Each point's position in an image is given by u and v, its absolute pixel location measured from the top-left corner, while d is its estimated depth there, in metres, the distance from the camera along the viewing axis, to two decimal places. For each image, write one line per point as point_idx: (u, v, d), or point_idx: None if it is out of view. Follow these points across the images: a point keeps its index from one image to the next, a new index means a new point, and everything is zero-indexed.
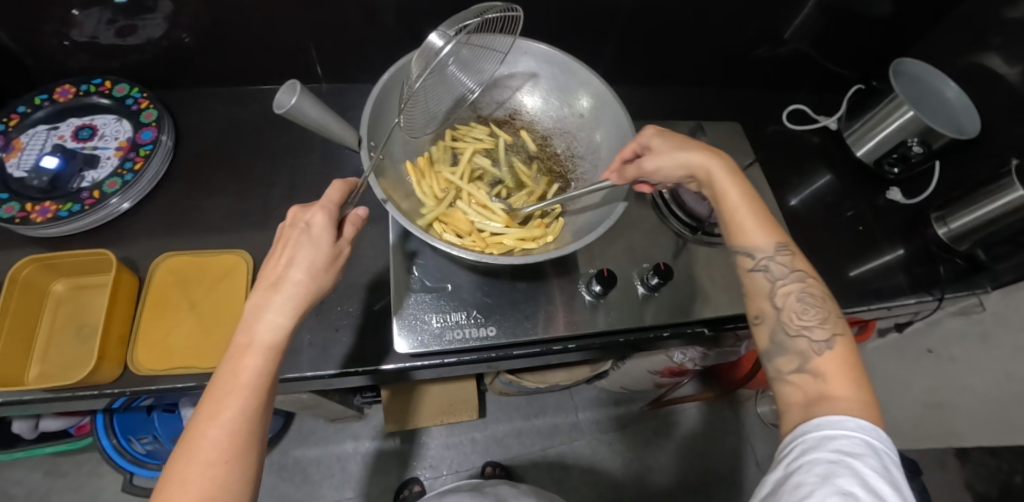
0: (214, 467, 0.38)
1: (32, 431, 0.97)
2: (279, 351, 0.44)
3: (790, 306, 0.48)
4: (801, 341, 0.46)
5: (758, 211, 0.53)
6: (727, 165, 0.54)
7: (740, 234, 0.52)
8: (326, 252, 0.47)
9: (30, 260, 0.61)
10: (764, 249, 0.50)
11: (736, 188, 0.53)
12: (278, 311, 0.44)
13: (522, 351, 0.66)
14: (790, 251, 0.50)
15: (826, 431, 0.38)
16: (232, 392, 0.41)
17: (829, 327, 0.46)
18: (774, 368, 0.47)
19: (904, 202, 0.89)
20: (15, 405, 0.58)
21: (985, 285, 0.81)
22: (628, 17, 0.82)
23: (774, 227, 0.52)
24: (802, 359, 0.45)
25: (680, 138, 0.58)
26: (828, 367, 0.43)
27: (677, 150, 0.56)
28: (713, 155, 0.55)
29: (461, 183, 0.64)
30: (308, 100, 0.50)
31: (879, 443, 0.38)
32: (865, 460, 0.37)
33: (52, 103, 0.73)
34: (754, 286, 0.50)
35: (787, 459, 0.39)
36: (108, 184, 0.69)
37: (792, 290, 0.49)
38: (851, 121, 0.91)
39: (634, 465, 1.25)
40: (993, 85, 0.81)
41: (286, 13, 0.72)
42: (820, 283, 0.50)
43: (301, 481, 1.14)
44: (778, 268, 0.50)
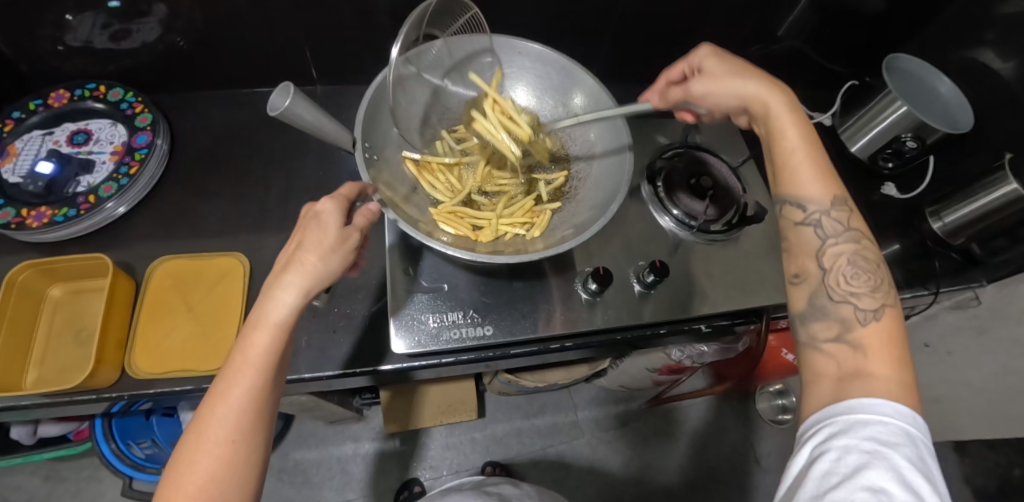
0: (221, 446, 0.39)
1: (32, 437, 0.97)
2: (287, 329, 0.44)
3: (839, 269, 0.46)
4: (845, 308, 0.44)
5: (818, 158, 0.49)
6: (786, 104, 0.51)
7: (795, 182, 0.48)
8: (342, 237, 0.47)
9: (27, 265, 0.61)
10: (819, 201, 0.47)
11: (796, 128, 0.49)
12: (288, 289, 0.43)
13: (519, 349, 0.67)
14: (848, 210, 0.47)
15: (859, 416, 0.37)
16: (240, 372, 0.41)
17: (879, 297, 0.44)
18: (808, 334, 0.45)
19: (898, 197, 0.88)
20: (13, 411, 0.58)
21: (981, 280, 0.81)
22: (623, 16, 0.82)
23: (835, 180, 0.48)
24: (844, 327, 0.43)
25: (741, 62, 0.56)
26: (870, 340, 0.42)
27: (728, 79, 0.55)
28: (771, 90, 0.52)
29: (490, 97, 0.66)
30: (302, 101, 0.51)
31: (916, 430, 0.37)
32: (901, 450, 0.36)
33: (46, 108, 0.73)
34: (802, 242, 0.48)
35: (816, 440, 0.38)
36: (103, 189, 0.70)
37: (844, 250, 0.47)
38: (844, 117, 0.92)
39: (634, 463, 1.25)
40: (986, 80, 0.82)
41: (280, 15, 0.72)
42: (875, 250, 0.47)
43: (301, 483, 1.14)
44: (831, 225, 0.47)
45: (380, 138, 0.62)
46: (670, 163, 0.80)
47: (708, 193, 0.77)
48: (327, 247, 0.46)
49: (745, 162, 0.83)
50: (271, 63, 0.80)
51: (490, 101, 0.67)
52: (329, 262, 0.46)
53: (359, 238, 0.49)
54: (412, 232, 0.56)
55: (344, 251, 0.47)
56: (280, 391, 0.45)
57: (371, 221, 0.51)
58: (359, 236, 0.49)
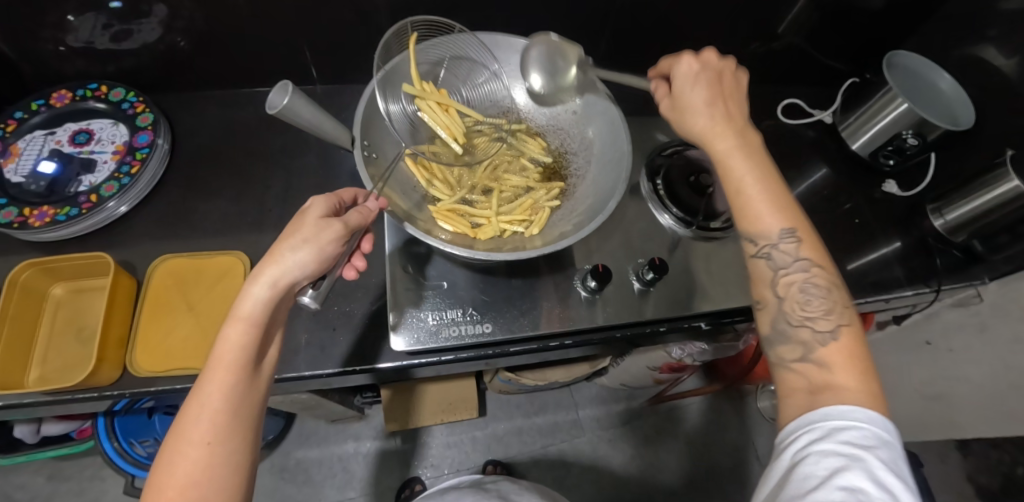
0: (198, 448, 0.40)
1: (35, 436, 0.98)
2: (257, 325, 0.45)
3: (793, 297, 0.47)
4: (803, 332, 0.45)
5: (766, 191, 0.48)
6: (739, 142, 0.51)
7: (746, 219, 0.48)
8: (320, 228, 0.47)
9: (29, 264, 0.61)
10: (769, 234, 0.47)
11: (748, 165, 0.49)
12: (259, 284, 0.45)
13: (519, 347, 0.67)
14: (797, 239, 0.47)
15: (836, 422, 0.38)
16: (216, 370, 0.43)
17: (834, 318, 0.45)
18: (777, 355, 0.47)
19: (899, 195, 0.90)
20: (17, 408, 0.58)
21: (982, 277, 0.82)
22: (623, 14, 0.82)
23: (788, 209, 0.48)
24: (805, 348, 0.44)
25: (713, 91, 0.53)
26: (832, 357, 0.43)
27: (683, 117, 0.54)
28: (723, 130, 0.51)
29: (439, 95, 0.64)
30: (300, 100, 0.51)
31: (887, 434, 0.38)
32: (873, 452, 0.37)
33: (48, 108, 0.74)
34: (758, 273, 0.49)
35: (797, 448, 0.39)
36: (105, 188, 0.70)
37: (796, 279, 0.47)
38: (845, 114, 0.91)
39: (635, 462, 1.25)
40: (988, 76, 0.81)
41: (279, 15, 0.72)
42: (830, 271, 0.47)
43: (302, 482, 1.14)
44: (782, 256, 0.47)
45: (380, 136, 0.63)
46: (668, 161, 0.80)
47: (708, 190, 0.77)
48: (302, 239, 0.46)
49: None
50: (270, 62, 0.80)
51: (439, 103, 0.64)
52: (300, 253, 0.46)
53: (345, 229, 0.48)
54: (411, 230, 0.57)
55: (324, 239, 0.47)
56: (262, 395, 0.46)
57: (364, 216, 0.51)
58: (346, 228, 0.49)
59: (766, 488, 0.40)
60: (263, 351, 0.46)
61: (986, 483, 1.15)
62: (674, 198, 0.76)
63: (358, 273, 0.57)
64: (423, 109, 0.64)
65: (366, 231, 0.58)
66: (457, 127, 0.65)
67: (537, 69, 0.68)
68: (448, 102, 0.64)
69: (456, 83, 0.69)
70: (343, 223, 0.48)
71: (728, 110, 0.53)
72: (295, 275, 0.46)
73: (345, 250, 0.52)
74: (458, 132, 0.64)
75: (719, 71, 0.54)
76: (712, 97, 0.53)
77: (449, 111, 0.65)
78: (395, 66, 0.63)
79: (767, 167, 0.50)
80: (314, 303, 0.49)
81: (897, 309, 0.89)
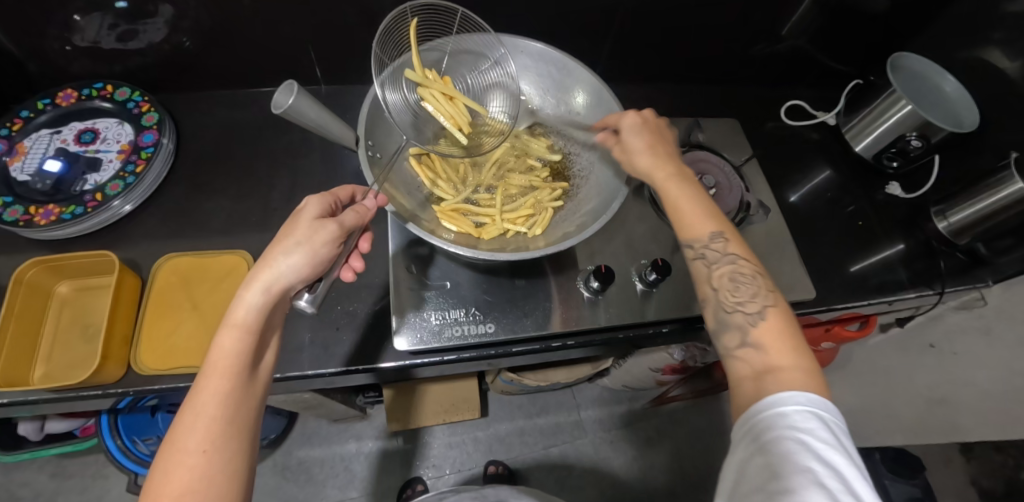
0: (195, 457, 0.39)
1: (39, 433, 0.98)
2: (255, 331, 0.45)
3: (724, 287, 0.49)
4: (737, 317, 0.47)
5: (697, 206, 0.52)
6: (676, 172, 0.55)
7: (679, 226, 0.52)
8: (314, 229, 0.48)
9: (35, 262, 0.62)
10: (701, 237, 0.51)
11: (678, 186, 0.54)
12: (254, 290, 0.45)
13: (522, 347, 0.67)
14: (726, 239, 0.50)
15: (776, 409, 0.39)
16: (211, 376, 0.42)
17: (761, 300, 0.47)
18: (722, 346, 0.47)
19: (903, 196, 0.89)
20: (21, 406, 0.59)
21: (987, 280, 0.81)
22: (626, 16, 0.82)
23: (716, 216, 0.51)
24: (743, 333, 0.46)
25: (647, 130, 0.58)
26: (765, 338, 0.45)
27: (630, 157, 0.58)
28: (660, 162, 0.56)
29: (444, 86, 0.62)
30: (305, 99, 0.52)
31: (827, 412, 0.39)
32: (816, 433, 0.37)
33: (55, 107, 0.74)
34: (696, 274, 0.51)
35: (748, 439, 0.39)
36: (110, 187, 0.70)
37: (724, 271, 0.49)
38: (849, 116, 0.91)
39: (636, 463, 1.25)
40: (992, 77, 0.81)
41: (284, 16, 0.72)
42: (755, 262, 0.50)
43: (304, 481, 1.14)
44: (715, 254, 0.50)
45: (385, 135, 0.63)
46: None
47: (710, 192, 0.77)
48: (296, 241, 0.47)
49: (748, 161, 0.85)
50: (275, 62, 0.80)
51: (445, 95, 0.62)
52: (293, 256, 0.46)
53: (341, 230, 0.49)
54: (415, 229, 0.57)
55: (318, 241, 0.48)
56: (259, 401, 0.45)
57: (360, 215, 0.51)
58: (341, 228, 0.49)
59: (725, 483, 0.40)
60: (259, 356, 0.46)
61: None
62: None
63: (355, 274, 0.58)
64: (427, 98, 0.62)
65: (364, 230, 0.59)
66: (462, 118, 0.63)
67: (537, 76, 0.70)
68: (454, 93, 0.62)
69: (460, 75, 0.68)
70: (337, 224, 0.49)
71: (664, 148, 0.58)
72: (288, 278, 0.47)
73: (340, 252, 0.53)
74: (464, 123, 0.63)
75: (656, 122, 0.60)
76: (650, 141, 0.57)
77: (455, 102, 0.63)
78: (404, 62, 0.63)
79: (694, 187, 0.54)
80: (311, 306, 0.50)
81: (900, 311, 0.88)
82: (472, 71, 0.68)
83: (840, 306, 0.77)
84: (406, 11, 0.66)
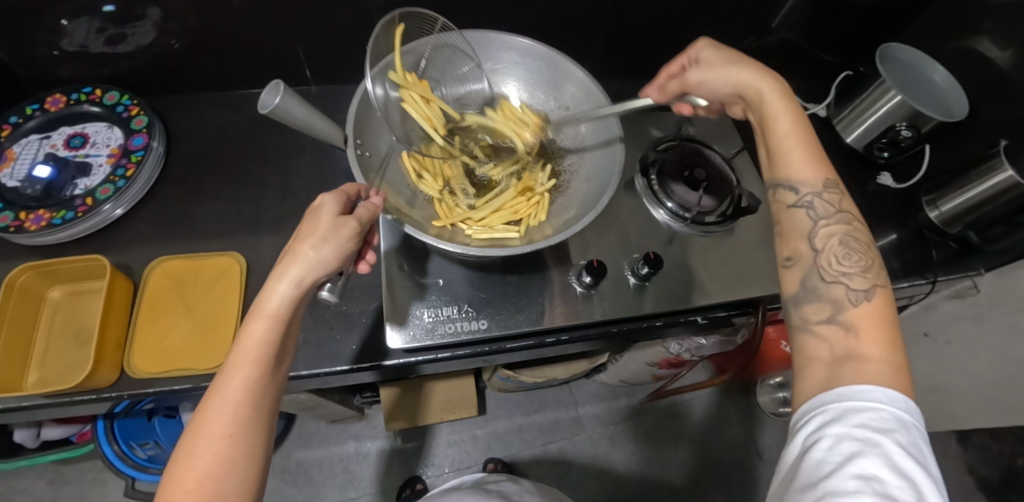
0: (219, 440, 0.40)
1: (35, 440, 0.98)
2: (284, 321, 0.44)
3: (831, 250, 0.47)
4: (837, 289, 0.45)
5: (802, 147, 0.51)
6: (779, 88, 0.53)
7: (785, 169, 0.51)
8: (338, 225, 0.47)
9: (26, 267, 0.61)
10: (811, 184, 0.49)
11: (785, 111, 0.51)
12: (283, 282, 0.44)
13: (516, 343, 0.68)
14: (840, 192, 0.49)
15: (852, 405, 0.38)
16: (239, 366, 0.42)
17: (869, 277, 0.45)
18: (802, 316, 0.47)
19: (895, 187, 0.88)
20: (16, 412, 0.59)
21: (978, 268, 0.82)
22: (615, 11, 0.82)
23: (827, 162, 0.50)
24: (836, 307, 0.45)
25: (735, 52, 0.57)
26: (861, 320, 0.43)
27: (724, 69, 0.57)
28: (766, 76, 0.54)
29: (422, 89, 0.61)
30: (291, 99, 0.52)
31: (907, 416, 0.38)
32: (894, 436, 0.37)
33: (43, 112, 0.74)
34: (794, 224, 0.49)
35: (810, 432, 0.39)
36: (101, 191, 0.70)
37: (836, 231, 0.48)
38: (839, 108, 0.92)
39: (636, 458, 1.25)
40: (982, 67, 0.81)
41: (273, 17, 0.72)
42: (866, 231, 0.49)
43: (303, 482, 1.14)
44: (823, 206, 0.49)
45: (372, 134, 0.62)
46: (663, 155, 0.80)
47: (702, 185, 0.77)
48: (322, 237, 0.46)
49: (739, 153, 0.84)
50: (265, 64, 0.80)
51: (423, 98, 0.61)
52: (322, 250, 0.45)
53: (360, 226, 0.48)
54: (409, 228, 0.57)
55: (343, 237, 0.47)
56: (278, 388, 0.46)
57: (372, 211, 0.50)
58: (359, 224, 0.49)
59: (782, 473, 0.40)
60: (285, 343, 0.46)
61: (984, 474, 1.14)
62: (667, 195, 0.76)
63: (370, 266, 0.56)
64: (407, 102, 0.61)
65: (371, 226, 0.55)
66: (438, 120, 0.63)
67: (526, 73, 0.70)
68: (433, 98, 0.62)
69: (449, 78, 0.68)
70: (357, 221, 0.48)
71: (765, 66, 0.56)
72: (318, 271, 0.45)
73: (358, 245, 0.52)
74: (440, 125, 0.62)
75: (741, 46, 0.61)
76: (743, 59, 0.56)
77: (432, 104, 0.62)
78: (388, 62, 0.60)
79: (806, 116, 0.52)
80: (332, 298, 0.48)
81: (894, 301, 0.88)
82: (451, 68, 0.67)
83: None
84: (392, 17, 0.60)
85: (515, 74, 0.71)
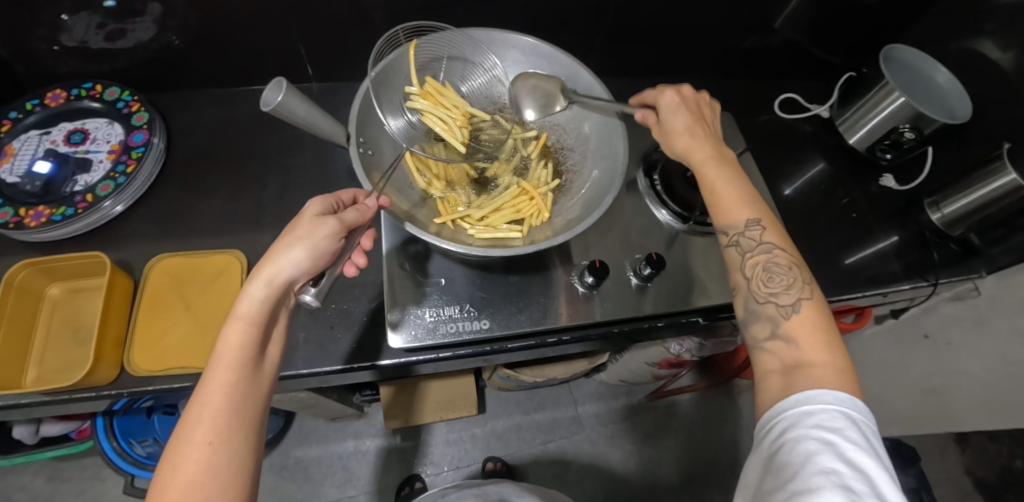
0: (199, 449, 0.40)
1: (34, 437, 0.98)
2: (259, 323, 0.45)
3: (757, 276, 0.48)
4: (769, 307, 0.46)
5: (735, 191, 0.51)
6: (713, 150, 0.54)
7: (713, 213, 0.51)
8: (315, 225, 0.47)
9: (25, 264, 0.61)
10: (737, 224, 0.49)
11: (721, 173, 0.53)
12: (257, 283, 0.46)
13: (517, 343, 0.67)
14: (762, 226, 0.49)
15: (804, 406, 0.39)
16: (217, 369, 0.43)
17: (795, 292, 0.46)
18: (750, 336, 0.47)
19: (898, 188, 0.90)
20: (15, 409, 0.58)
21: (980, 270, 0.82)
22: (618, 10, 0.82)
23: (753, 201, 0.50)
24: (773, 324, 0.45)
25: (692, 116, 0.57)
26: (798, 330, 0.44)
27: (668, 138, 0.57)
28: (699, 142, 0.55)
29: (438, 90, 0.64)
30: (294, 97, 0.52)
31: (856, 413, 0.39)
32: (845, 433, 0.37)
33: (43, 108, 0.74)
34: (728, 260, 0.50)
35: (773, 436, 0.39)
36: (101, 187, 0.70)
37: (760, 260, 0.48)
38: (842, 109, 0.91)
39: (635, 457, 1.26)
40: (985, 69, 0.81)
41: (273, 14, 0.72)
42: (791, 250, 0.49)
43: (302, 480, 1.14)
44: (749, 242, 0.49)
45: (375, 133, 0.62)
46: (667, 155, 0.79)
47: None
48: (297, 236, 0.47)
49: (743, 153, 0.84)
50: (266, 60, 0.80)
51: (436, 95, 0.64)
52: (295, 250, 0.46)
53: (341, 225, 0.48)
54: (409, 227, 0.57)
55: (318, 236, 0.47)
56: (265, 395, 0.46)
57: (361, 213, 0.51)
58: (340, 223, 0.49)
59: (750, 484, 0.40)
60: (264, 349, 0.47)
61: (983, 475, 1.15)
62: (670, 194, 0.76)
63: (358, 269, 0.56)
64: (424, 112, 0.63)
65: (366, 228, 0.57)
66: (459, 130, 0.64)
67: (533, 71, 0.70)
68: (453, 104, 0.64)
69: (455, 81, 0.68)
70: (337, 220, 0.49)
71: (706, 129, 0.57)
72: (292, 272, 0.47)
73: (346, 247, 0.52)
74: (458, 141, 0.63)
75: (697, 100, 0.59)
76: (693, 123, 0.56)
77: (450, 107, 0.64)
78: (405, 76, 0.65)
79: (738, 172, 0.53)
80: (316, 301, 0.48)
81: (895, 302, 0.88)
82: (463, 63, 0.68)
83: (835, 298, 0.77)
84: (398, 33, 0.68)
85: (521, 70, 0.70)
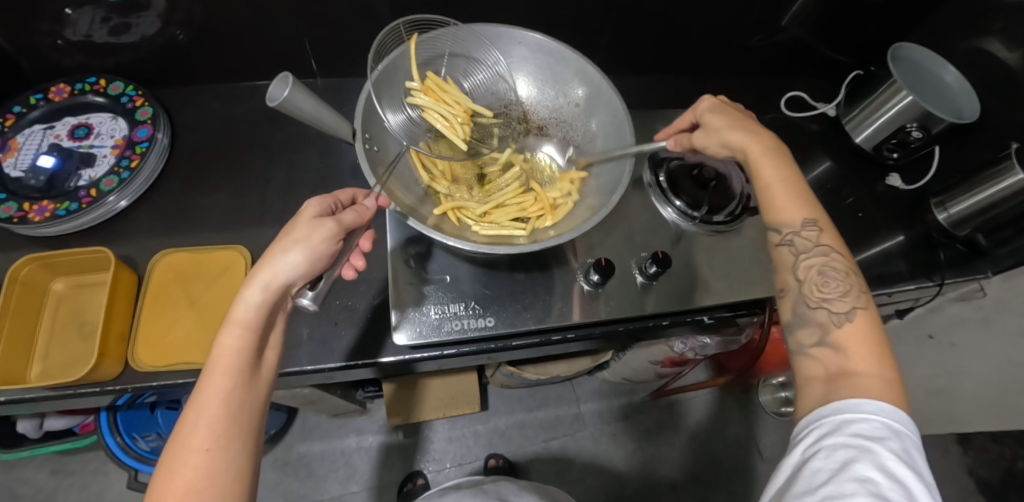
0: (197, 455, 0.40)
1: (38, 431, 0.98)
2: (255, 328, 0.45)
3: (811, 279, 0.49)
4: (821, 313, 0.46)
5: (791, 191, 0.52)
6: (771, 146, 0.54)
7: (768, 211, 0.52)
8: (313, 228, 0.47)
9: (30, 259, 0.61)
10: (792, 223, 0.51)
11: (773, 169, 0.53)
12: (253, 288, 0.45)
13: (522, 341, 0.67)
14: (819, 228, 0.50)
15: (845, 415, 0.39)
16: (214, 375, 0.43)
17: (850, 300, 0.46)
18: (795, 340, 0.47)
19: (904, 188, 0.88)
20: (19, 404, 0.58)
21: (986, 271, 0.80)
22: (625, 7, 0.82)
23: (809, 200, 0.51)
24: (823, 331, 0.45)
25: (737, 116, 0.58)
26: (848, 339, 0.44)
27: (719, 132, 0.57)
28: (756, 137, 0.55)
29: (439, 86, 0.64)
30: (300, 92, 0.51)
31: (900, 426, 0.38)
32: (886, 443, 0.37)
33: (47, 102, 0.73)
34: (781, 260, 0.51)
35: (807, 442, 0.40)
36: (105, 182, 0.69)
37: (815, 263, 0.49)
38: (850, 107, 0.91)
39: (637, 455, 1.26)
40: (993, 68, 0.81)
41: (279, 9, 0.71)
42: (848, 257, 0.49)
43: (305, 475, 1.15)
44: (803, 243, 0.50)
45: (380, 129, 0.62)
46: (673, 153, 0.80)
47: (711, 184, 0.77)
48: (295, 239, 0.46)
49: None
50: (270, 56, 0.80)
51: (438, 90, 0.64)
52: (291, 254, 0.46)
53: (339, 227, 0.48)
54: (412, 221, 0.56)
55: (315, 240, 0.47)
56: (261, 400, 0.45)
57: (360, 214, 0.51)
58: (338, 225, 0.48)
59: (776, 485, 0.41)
60: (261, 353, 0.46)
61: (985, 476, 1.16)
62: (676, 192, 0.76)
63: (356, 272, 0.57)
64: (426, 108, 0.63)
65: (364, 229, 0.58)
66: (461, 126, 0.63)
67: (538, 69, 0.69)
68: (455, 101, 0.64)
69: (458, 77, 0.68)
70: (335, 222, 0.48)
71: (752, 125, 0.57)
72: (287, 276, 0.46)
73: (343, 249, 0.52)
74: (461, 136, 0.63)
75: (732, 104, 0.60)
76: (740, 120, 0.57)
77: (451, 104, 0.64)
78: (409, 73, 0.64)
79: (792, 170, 0.53)
80: (313, 304, 0.48)
81: (900, 302, 0.88)
82: (467, 60, 0.68)
83: None
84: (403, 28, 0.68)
85: (526, 68, 0.69)
